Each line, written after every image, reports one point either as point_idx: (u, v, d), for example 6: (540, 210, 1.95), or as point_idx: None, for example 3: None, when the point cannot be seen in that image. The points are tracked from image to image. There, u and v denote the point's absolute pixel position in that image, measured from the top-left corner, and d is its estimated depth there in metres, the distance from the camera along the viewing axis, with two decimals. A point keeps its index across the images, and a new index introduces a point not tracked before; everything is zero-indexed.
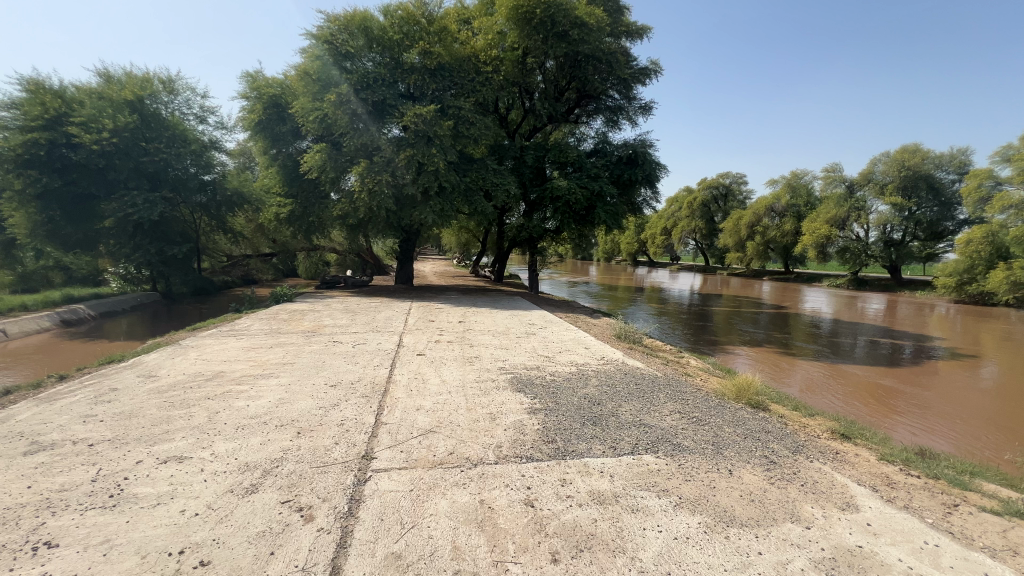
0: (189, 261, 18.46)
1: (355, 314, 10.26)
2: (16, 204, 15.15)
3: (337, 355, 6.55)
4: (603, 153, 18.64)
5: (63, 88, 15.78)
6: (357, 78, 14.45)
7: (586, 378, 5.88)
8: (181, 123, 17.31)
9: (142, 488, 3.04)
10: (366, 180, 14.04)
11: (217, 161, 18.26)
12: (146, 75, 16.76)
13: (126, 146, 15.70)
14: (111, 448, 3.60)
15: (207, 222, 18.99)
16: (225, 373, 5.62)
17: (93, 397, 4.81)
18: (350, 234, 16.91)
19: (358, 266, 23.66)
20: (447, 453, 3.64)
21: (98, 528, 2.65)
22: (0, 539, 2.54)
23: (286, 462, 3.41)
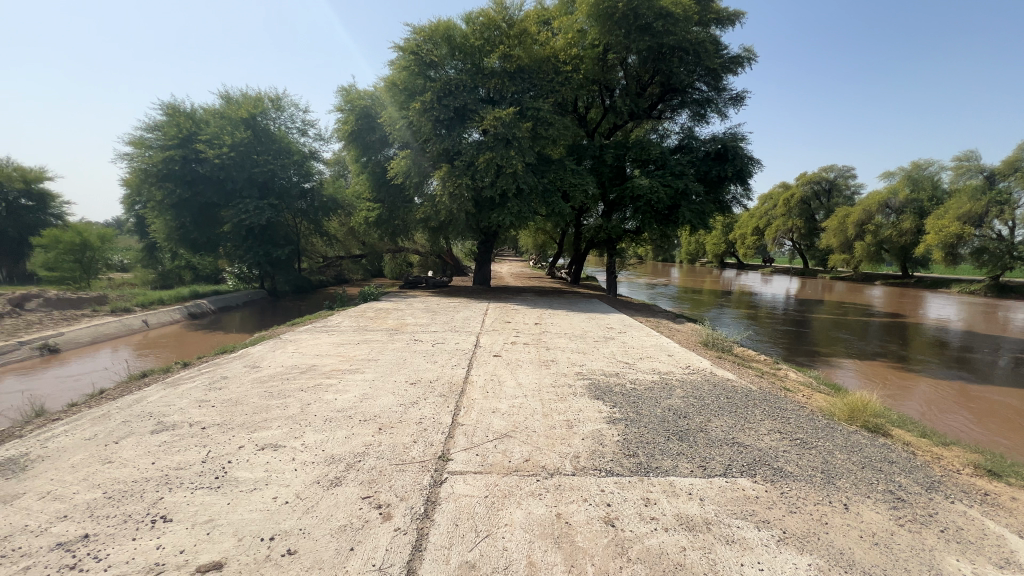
0: (291, 262, 20.27)
1: (435, 314, 10.58)
2: (157, 213, 17.58)
3: (418, 354, 6.74)
4: (689, 149, 17.58)
5: (193, 110, 18.06)
6: (440, 86, 14.93)
7: (670, 389, 5.49)
8: (286, 136, 19.05)
9: (241, 473, 3.27)
10: (447, 183, 14.48)
11: (316, 170, 19.87)
12: (259, 95, 18.66)
13: (241, 159, 17.57)
14: (219, 432, 3.95)
15: (307, 227, 20.72)
16: (317, 367, 6.00)
17: (209, 383, 5.36)
18: (432, 237, 17.53)
19: (439, 267, 24.54)
20: (522, 460, 3.54)
21: (205, 507, 2.88)
22: (128, 509, 2.85)
23: (367, 457, 3.51)
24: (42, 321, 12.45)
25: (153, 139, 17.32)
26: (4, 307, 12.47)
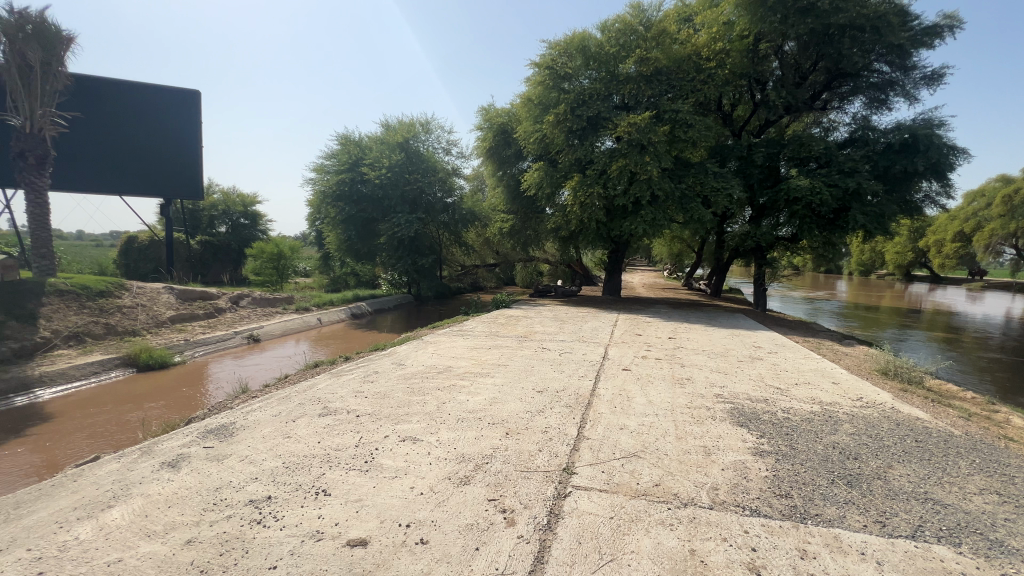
0: (434, 270, 22.21)
1: (563, 323, 10.59)
2: (331, 228, 20.74)
3: (545, 362, 6.79)
4: (864, 142, 15.02)
5: (361, 138, 20.99)
6: (574, 97, 15.08)
7: (834, 423, 4.67)
8: (434, 156, 21.02)
9: (386, 461, 3.62)
10: (578, 193, 14.52)
11: (457, 185, 21.54)
12: (412, 120, 20.95)
13: (396, 178, 19.87)
14: (370, 421, 4.44)
15: (448, 238, 22.52)
16: (452, 368, 6.42)
17: (364, 376, 6.09)
18: (562, 246, 17.67)
19: (568, 276, 24.64)
20: (652, 485, 3.30)
21: (356, 487, 3.24)
22: (300, 479, 3.34)
23: (495, 460, 3.61)
24: (249, 316, 15.54)
25: (330, 164, 20.62)
26: (227, 303, 15.85)
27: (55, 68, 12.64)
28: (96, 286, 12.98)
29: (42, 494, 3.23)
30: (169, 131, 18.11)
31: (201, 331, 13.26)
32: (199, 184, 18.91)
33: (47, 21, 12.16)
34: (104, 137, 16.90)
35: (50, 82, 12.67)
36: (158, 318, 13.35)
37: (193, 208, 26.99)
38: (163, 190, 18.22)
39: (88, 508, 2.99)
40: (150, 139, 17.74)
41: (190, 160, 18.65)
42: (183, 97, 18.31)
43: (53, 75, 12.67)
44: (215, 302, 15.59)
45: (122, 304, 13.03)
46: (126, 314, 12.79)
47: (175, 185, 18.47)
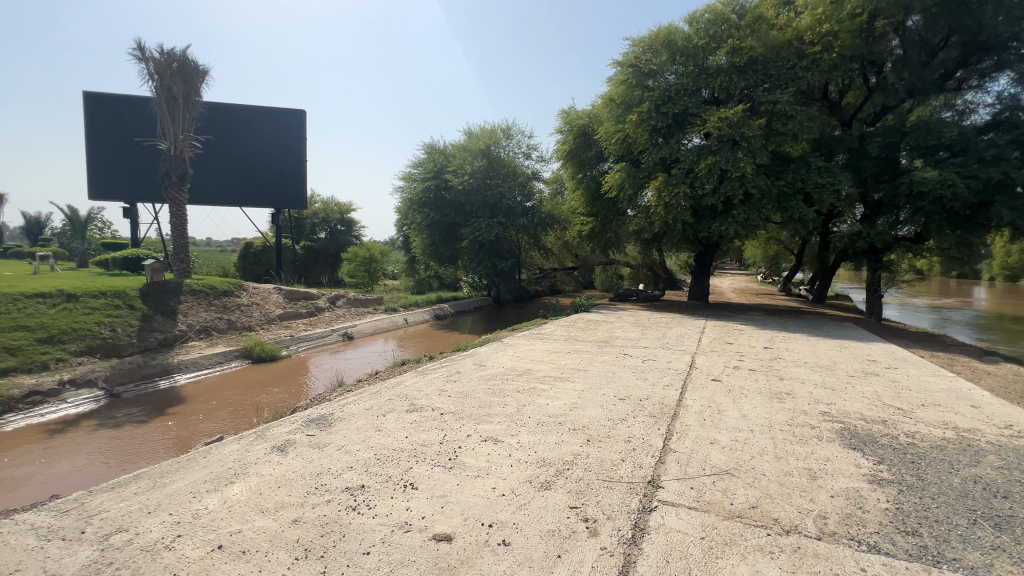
0: (513, 274, 22.52)
1: (646, 328, 10.20)
2: (417, 233, 21.86)
3: (627, 369, 6.58)
4: (1012, 124, 12.81)
5: (445, 147, 21.89)
6: (659, 94, 14.54)
7: (975, 454, 3.99)
8: (514, 161, 21.34)
9: (469, 459, 3.71)
10: (662, 194, 13.94)
11: (537, 189, 21.67)
12: (493, 127, 21.46)
13: (478, 184, 20.45)
14: (454, 420, 4.59)
15: (527, 241, 22.74)
16: (531, 371, 6.44)
17: (447, 375, 6.31)
18: (644, 249, 17.07)
19: (650, 280, 23.73)
20: (747, 506, 3.05)
21: (441, 483, 3.36)
22: (390, 471, 3.53)
23: (576, 467, 3.55)
24: (345, 315, 16.84)
25: (416, 172, 21.78)
26: (325, 303, 17.31)
27: (192, 98, 14.60)
28: (221, 286, 14.83)
29: (180, 466, 3.73)
30: (280, 149, 20.15)
31: (304, 328, 14.59)
32: (303, 195, 20.75)
33: (187, 58, 14.09)
34: (228, 157, 19.29)
35: (188, 111, 14.67)
36: (269, 315, 14.91)
37: (298, 217, 29.83)
38: (273, 202, 20.28)
39: (215, 482, 3.39)
40: (265, 156, 19.91)
41: (296, 174, 20.52)
42: (291, 117, 20.25)
43: (191, 105, 14.66)
44: (316, 301, 17.08)
45: (240, 302, 14.75)
46: (243, 311, 14.46)
47: (283, 197, 20.47)
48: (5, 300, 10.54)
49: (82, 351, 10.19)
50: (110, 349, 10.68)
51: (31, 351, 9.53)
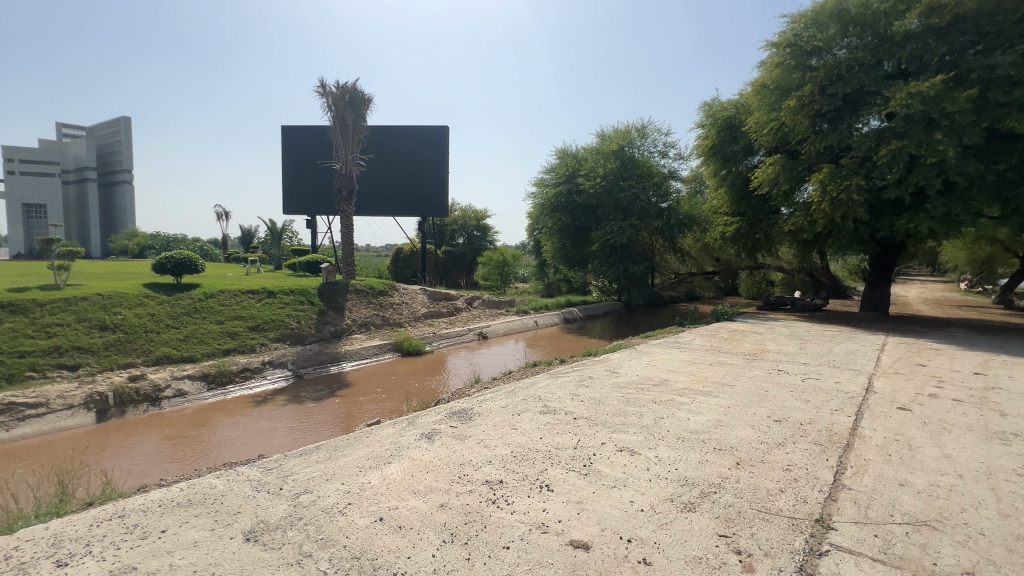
0: (646, 278, 21.60)
1: (805, 342, 8.93)
2: (548, 237, 22.28)
3: (783, 387, 5.81)
4: None
5: (577, 151, 21.96)
6: (824, 73, 12.68)
7: None
8: (649, 160, 20.47)
9: (605, 468, 3.63)
10: (828, 188, 12.11)
11: (673, 189, 20.52)
12: (627, 127, 20.89)
13: (611, 187, 20.03)
14: (588, 426, 4.53)
15: (662, 244, 21.66)
16: (669, 382, 6.07)
17: (580, 380, 6.27)
18: (803, 252, 15.01)
19: (809, 286, 20.80)
20: (958, 571, 2.45)
21: (577, 488, 3.33)
22: (525, 470, 3.61)
23: (724, 491, 3.23)
24: (480, 315, 17.89)
25: (548, 177, 22.24)
26: (463, 303, 18.59)
27: (360, 123, 16.82)
28: (379, 287, 16.87)
29: (349, 441, 4.30)
30: (426, 162, 22.06)
31: (445, 326, 15.84)
32: (443, 203, 22.12)
33: (357, 89, 16.33)
34: (387, 172, 22.09)
35: (353, 134, 16.80)
36: (416, 313, 16.51)
37: (439, 224, 32.56)
38: (418, 210, 22.18)
39: (376, 460, 3.83)
40: (414, 170, 22.09)
41: (438, 184, 22.05)
42: (436, 133, 22.02)
43: (355, 130, 16.76)
44: (455, 302, 18.43)
45: (393, 301, 16.61)
46: (395, 309, 16.25)
47: (427, 205, 22.19)
48: (229, 295, 13.36)
49: (277, 337, 12.45)
50: (296, 337, 12.86)
51: (244, 336, 11.94)
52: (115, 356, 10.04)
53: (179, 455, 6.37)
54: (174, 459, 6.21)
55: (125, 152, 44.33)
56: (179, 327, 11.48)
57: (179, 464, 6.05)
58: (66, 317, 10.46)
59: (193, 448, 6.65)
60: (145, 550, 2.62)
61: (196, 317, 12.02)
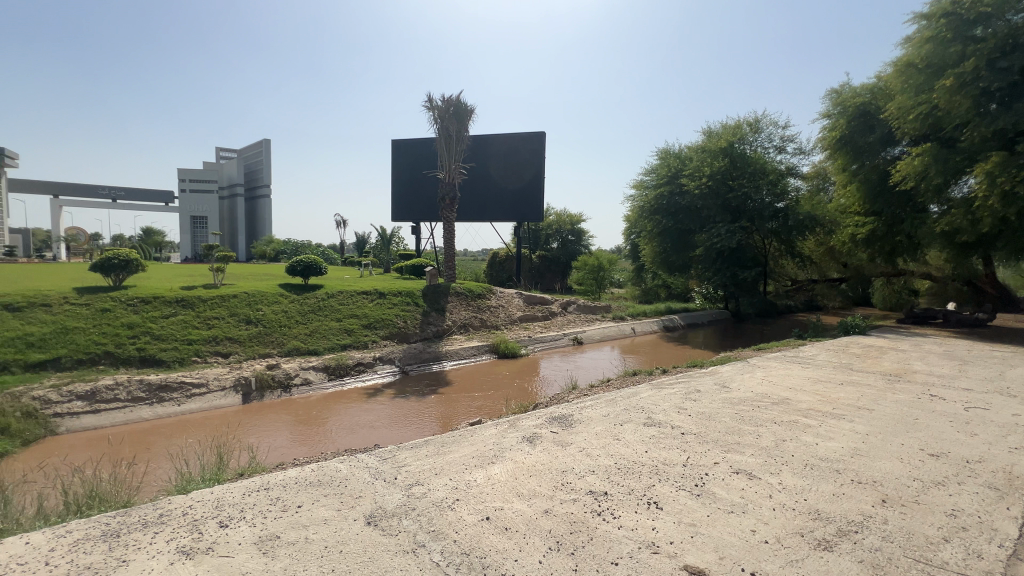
0: (757, 285, 19.83)
1: (966, 364, 7.52)
2: (648, 241, 21.46)
3: (938, 416, 4.94)
4: None
5: (681, 150, 20.91)
6: (995, 44, 10.64)
7: None
8: (763, 157, 18.76)
9: (720, 490, 3.36)
10: (998, 179, 10.12)
11: (791, 187, 18.61)
12: (737, 122, 19.40)
13: (718, 187, 18.65)
14: (697, 443, 4.23)
15: (777, 247, 19.74)
16: (791, 401, 5.48)
17: (686, 393, 5.90)
18: (961, 256, 12.70)
19: (967, 297, 17.57)
20: None
21: (688, 509, 3.12)
22: (631, 484, 3.47)
23: (868, 532, 2.81)
24: (575, 320, 17.75)
25: (648, 179, 21.48)
26: (558, 307, 18.59)
27: (463, 133, 17.60)
28: (477, 290, 17.52)
29: (455, 438, 4.46)
30: (523, 168, 22.45)
31: (540, 330, 15.96)
32: (539, 208, 22.34)
33: (460, 101, 17.13)
34: (486, 179, 22.91)
35: (455, 145, 17.60)
36: (512, 316, 16.85)
37: (534, 229, 32.95)
38: (515, 215, 22.65)
39: (480, 459, 3.93)
40: (511, 176, 22.62)
41: (534, 189, 22.32)
42: (534, 139, 22.31)
43: (456, 140, 17.55)
44: (550, 306, 18.49)
45: (490, 304, 17.13)
46: (493, 311, 16.74)
47: (523, 210, 22.57)
48: (346, 295, 14.75)
49: (387, 335, 13.47)
50: (403, 335, 13.80)
51: (359, 333, 13.08)
52: (257, 346, 11.57)
53: (303, 438, 7.12)
54: (299, 442, 6.95)
55: (266, 170, 51.01)
56: (306, 323, 12.90)
57: (303, 446, 6.77)
58: (221, 311, 12.30)
59: (315, 433, 7.39)
60: (285, 522, 2.94)
61: (320, 314, 13.42)
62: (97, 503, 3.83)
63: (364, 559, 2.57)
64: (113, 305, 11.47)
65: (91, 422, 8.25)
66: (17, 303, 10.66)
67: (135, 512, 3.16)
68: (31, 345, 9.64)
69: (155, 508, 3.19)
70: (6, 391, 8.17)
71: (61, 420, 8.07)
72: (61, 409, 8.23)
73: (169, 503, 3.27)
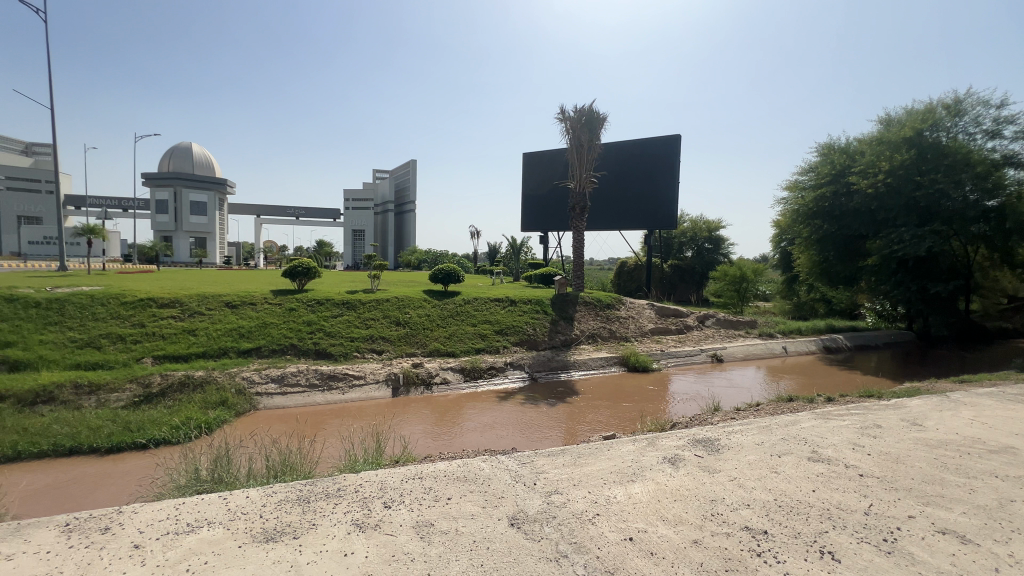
0: (955, 301, 16.19)
1: None
2: (804, 248, 19.13)
3: None
4: None
5: (850, 144, 18.26)
6: None
7: None
8: (965, 146, 14.95)
9: (919, 551, 2.77)
10: None
11: (1010, 180, 14.81)
12: (929, 105, 16.07)
13: (899, 185, 15.52)
14: (882, 489, 3.56)
15: (986, 254, 16.06)
16: (1019, 452, 4.30)
17: (862, 427, 5.01)
18: None
19: None
20: None
21: (876, 568, 2.62)
22: (797, 526, 3.05)
23: None
24: (714, 336, 16.39)
25: (807, 180, 19.24)
26: (694, 321, 17.35)
27: (594, 142, 17.53)
28: (606, 300, 17.24)
29: (591, 450, 4.39)
30: (656, 174, 21.53)
31: (674, 344, 15.06)
32: (673, 215, 21.19)
33: (593, 110, 17.11)
34: (618, 187, 22.56)
35: (588, 154, 17.61)
36: (642, 328, 16.20)
37: (667, 237, 31.40)
38: (647, 223, 21.84)
39: (620, 475, 3.81)
40: (644, 183, 21.88)
41: (668, 195, 21.25)
42: (669, 143, 21.26)
43: (589, 149, 17.55)
44: (685, 319, 17.37)
45: (620, 314, 16.71)
46: (622, 322, 16.29)
47: (655, 218, 21.64)
48: (481, 302, 15.64)
49: (517, 342, 13.94)
50: (532, 342, 14.15)
51: (492, 338, 13.76)
52: (404, 346, 12.87)
53: (439, 434, 7.69)
54: (435, 436, 7.53)
55: (412, 187, 56.78)
56: (445, 326, 13.96)
57: (439, 441, 7.32)
58: (377, 313, 13.94)
59: (449, 430, 7.95)
60: (437, 511, 3.18)
61: (457, 319, 14.43)
62: (287, 472, 4.58)
63: (510, 559, 2.66)
64: (297, 305, 13.76)
65: (281, 401, 9.97)
66: (234, 301, 13.41)
67: (318, 483, 3.70)
68: (242, 335, 12.02)
69: (334, 482, 3.70)
70: (226, 371, 10.31)
71: (260, 397, 9.89)
72: (261, 388, 10.09)
73: (343, 479, 3.76)
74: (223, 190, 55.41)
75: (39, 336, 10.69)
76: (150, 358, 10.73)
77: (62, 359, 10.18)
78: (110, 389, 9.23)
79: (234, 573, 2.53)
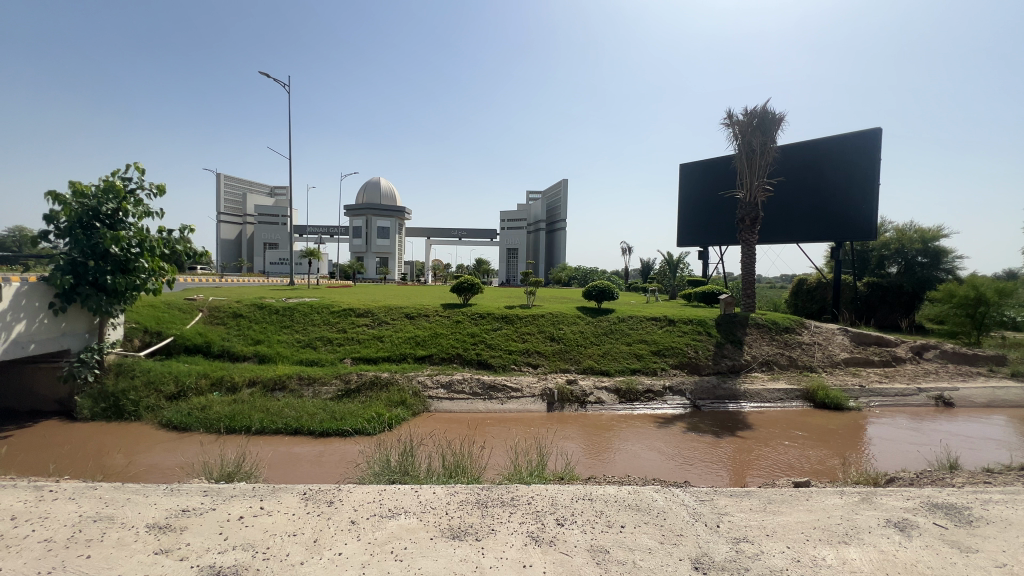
0: None
1: None
2: None
3: None
4: None
5: None
6: None
7: None
8: None
9: None
10: None
11: None
12: None
13: None
14: None
15: None
16: None
17: None
18: None
19: None
20: None
21: None
22: None
23: None
24: (937, 373, 13.07)
25: None
26: (907, 353, 14.11)
27: (769, 145, 15.72)
28: (783, 322, 15.21)
29: (785, 498, 3.80)
30: (849, 174, 18.30)
31: (879, 379, 12.45)
32: (873, 220, 17.76)
33: (766, 110, 15.40)
34: (797, 194, 19.83)
35: (763, 157, 15.89)
36: (833, 358, 13.76)
37: (862, 250, 26.48)
38: (837, 233, 18.72)
39: (827, 533, 3.20)
40: (830, 187, 18.82)
41: (867, 199, 17.88)
42: (863, 137, 18.00)
43: (764, 152, 15.83)
44: (894, 349, 14.25)
45: (801, 340, 14.50)
46: (805, 350, 14.09)
47: (850, 227, 18.36)
48: (637, 320, 15.07)
49: (676, 364, 13.05)
50: (694, 366, 13.11)
51: (648, 359, 13.14)
52: (559, 361, 13.07)
53: (594, 453, 7.56)
54: (589, 456, 7.40)
55: (563, 205, 58.35)
56: (600, 344, 13.78)
57: (594, 461, 7.17)
58: (532, 327, 14.47)
59: (600, 450, 7.81)
60: (612, 539, 3.06)
61: (611, 337, 14.14)
62: (458, 473, 4.90)
63: None
64: (463, 318, 15.06)
65: (449, 405, 10.92)
66: (412, 313, 15.25)
67: (493, 489, 3.88)
68: (418, 343, 13.57)
69: (508, 490, 3.84)
70: (405, 375, 11.72)
71: (432, 400, 10.98)
72: (432, 392, 11.20)
73: (516, 489, 3.89)
74: (401, 216, 64.03)
75: (277, 336, 13.60)
76: (350, 359, 12.81)
77: (291, 355, 12.76)
78: (322, 382, 11.21)
79: (429, 563, 2.77)
